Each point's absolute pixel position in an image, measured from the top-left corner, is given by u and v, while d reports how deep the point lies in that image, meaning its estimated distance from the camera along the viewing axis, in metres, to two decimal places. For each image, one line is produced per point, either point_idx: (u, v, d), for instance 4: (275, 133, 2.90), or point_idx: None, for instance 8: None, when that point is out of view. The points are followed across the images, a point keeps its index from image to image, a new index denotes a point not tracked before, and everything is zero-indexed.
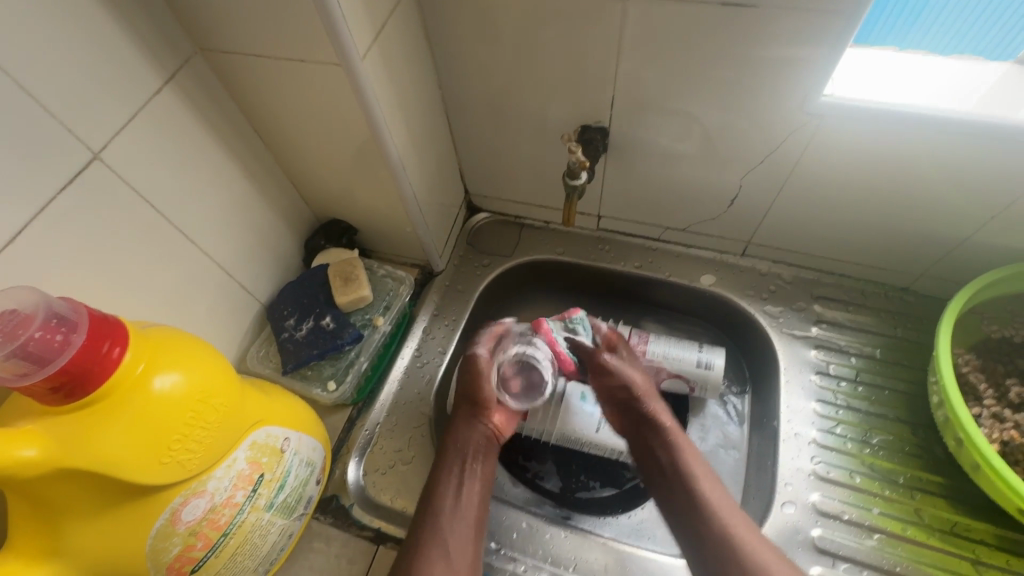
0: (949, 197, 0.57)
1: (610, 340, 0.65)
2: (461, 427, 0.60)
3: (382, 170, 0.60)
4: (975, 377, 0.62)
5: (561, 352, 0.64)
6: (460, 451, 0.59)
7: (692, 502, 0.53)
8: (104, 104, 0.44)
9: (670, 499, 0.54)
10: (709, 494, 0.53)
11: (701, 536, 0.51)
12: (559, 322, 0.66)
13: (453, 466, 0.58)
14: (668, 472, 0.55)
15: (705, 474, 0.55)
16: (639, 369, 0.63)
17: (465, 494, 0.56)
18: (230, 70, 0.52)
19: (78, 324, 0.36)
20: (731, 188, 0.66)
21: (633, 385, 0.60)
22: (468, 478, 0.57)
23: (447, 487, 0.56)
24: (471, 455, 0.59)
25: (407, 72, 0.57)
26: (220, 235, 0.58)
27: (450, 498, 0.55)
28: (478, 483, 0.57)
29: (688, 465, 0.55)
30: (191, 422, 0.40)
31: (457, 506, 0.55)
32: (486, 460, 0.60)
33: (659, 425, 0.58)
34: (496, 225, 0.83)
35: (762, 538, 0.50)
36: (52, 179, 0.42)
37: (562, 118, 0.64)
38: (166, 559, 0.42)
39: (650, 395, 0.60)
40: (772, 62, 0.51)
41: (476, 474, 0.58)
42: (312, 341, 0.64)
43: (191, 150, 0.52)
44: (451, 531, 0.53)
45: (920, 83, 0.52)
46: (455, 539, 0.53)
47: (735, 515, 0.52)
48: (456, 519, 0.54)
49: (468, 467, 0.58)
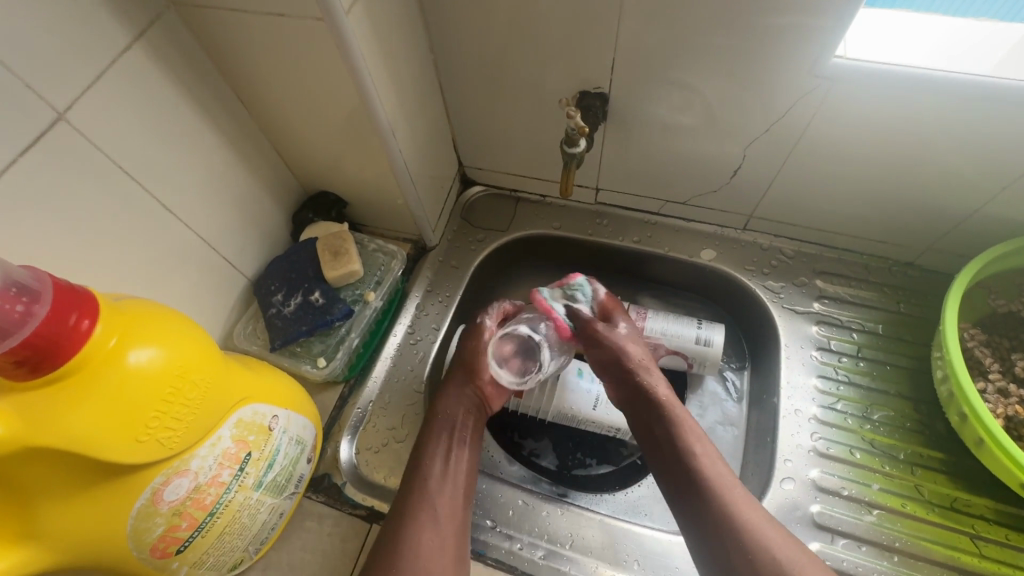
0: (960, 167, 0.55)
1: (607, 311, 0.64)
2: (449, 396, 0.59)
3: (371, 138, 0.57)
4: (981, 353, 0.61)
5: (557, 317, 0.61)
6: (449, 420, 0.58)
7: (692, 478, 0.51)
8: (68, 60, 0.41)
9: (671, 476, 0.52)
10: (712, 471, 0.51)
11: (704, 512, 0.49)
12: (560, 289, 0.65)
13: (441, 434, 0.57)
14: (668, 448, 0.53)
15: (705, 449, 0.53)
16: (638, 340, 0.61)
17: (455, 461, 0.55)
18: (205, 26, 0.49)
19: (41, 294, 0.34)
20: (735, 159, 0.63)
21: (633, 356, 0.59)
22: (458, 445, 0.56)
23: (436, 455, 0.55)
24: (461, 421, 0.58)
25: (396, 32, 0.54)
26: (201, 205, 0.55)
27: (438, 465, 0.54)
28: (467, 453, 0.57)
29: (688, 440, 0.53)
30: (170, 398, 0.38)
31: (448, 472, 0.54)
32: (475, 427, 0.59)
33: (656, 399, 0.56)
34: (491, 199, 0.81)
35: (766, 516, 0.48)
36: (12, 141, 0.39)
37: (560, 84, 0.61)
38: (149, 539, 0.41)
39: (646, 367, 0.59)
40: (782, 23, 0.48)
41: (467, 440, 0.57)
42: (301, 317, 0.62)
43: (166, 113, 0.49)
44: (441, 498, 0.52)
45: (935, 46, 0.50)
46: (445, 504, 0.52)
47: (738, 491, 0.50)
48: (444, 486, 0.53)
49: (458, 435, 0.57)
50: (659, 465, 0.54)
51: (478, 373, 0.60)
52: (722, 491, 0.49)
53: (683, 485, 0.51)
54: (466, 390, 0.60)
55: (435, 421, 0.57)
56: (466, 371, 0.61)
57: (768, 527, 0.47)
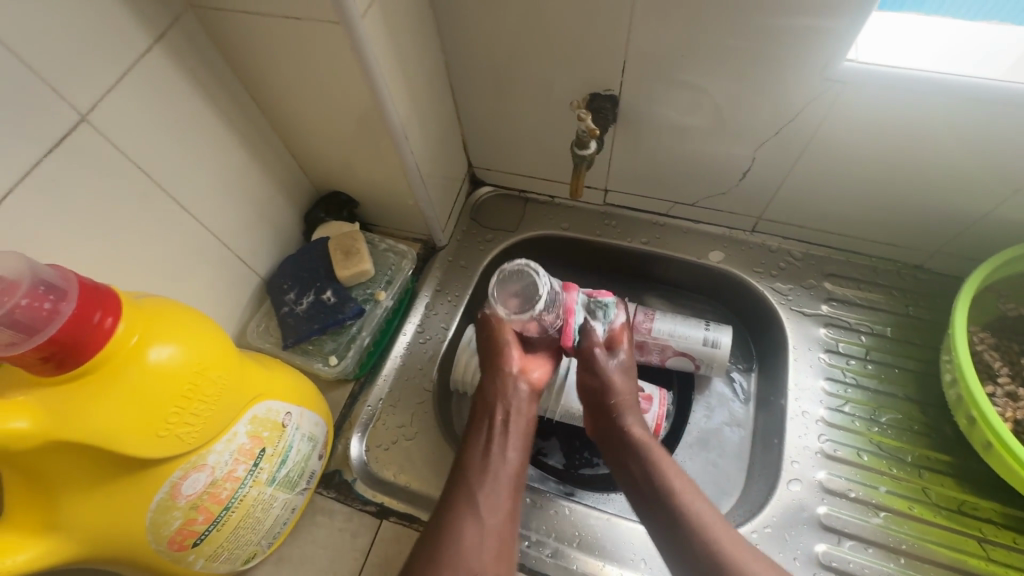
0: (970, 171, 0.55)
1: (617, 337, 0.61)
2: (490, 386, 0.58)
3: (383, 139, 0.58)
4: (989, 356, 0.61)
5: (569, 322, 0.60)
6: (489, 409, 0.57)
7: (671, 520, 0.50)
8: (90, 63, 0.42)
9: (655, 517, 0.52)
10: (694, 512, 0.50)
11: (687, 555, 0.48)
12: (586, 299, 0.62)
13: (481, 427, 0.56)
14: (646, 488, 0.53)
15: (686, 490, 0.52)
16: (630, 374, 0.60)
17: (496, 453, 0.54)
18: (223, 30, 0.50)
19: (67, 292, 0.35)
20: (744, 161, 0.64)
21: (619, 392, 0.58)
22: (499, 435, 0.56)
23: (476, 449, 0.55)
24: (504, 411, 0.57)
25: (410, 34, 0.55)
26: (217, 205, 0.56)
27: (480, 458, 0.54)
28: (510, 444, 0.55)
29: (667, 482, 0.52)
30: (189, 394, 0.39)
31: (491, 465, 0.53)
32: (522, 416, 0.57)
33: (634, 439, 0.55)
34: (500, 200, 0.81)
35: (747, 546, 0.48)
36: (37, 142, 0.40)
37: (570, 86, 0.62)
38: (167, 532, 0.42)
39: (629, 405, 0.58)
40: (792, 28, 0.49)
41: (510, 431, 0.56)
42: (313, 316, 0.63)
43: (183, 115, 0.50)
44: (482, 489, 0.52)
45: (946, 51, 0.49)
46: (487, 496, 0.52)
47: (721, 530, 0.49)
48: (487, 478, 0.53)
49: (500, 425, 0.56)
50: (641, 505, 0.53)
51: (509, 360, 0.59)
52: (703, 531, 0.49)
53: (665, 528, 0.50)
54: (505, 380, 0.58)
55: (478, 411, 0.58)
56: (501, 358, 0.59)
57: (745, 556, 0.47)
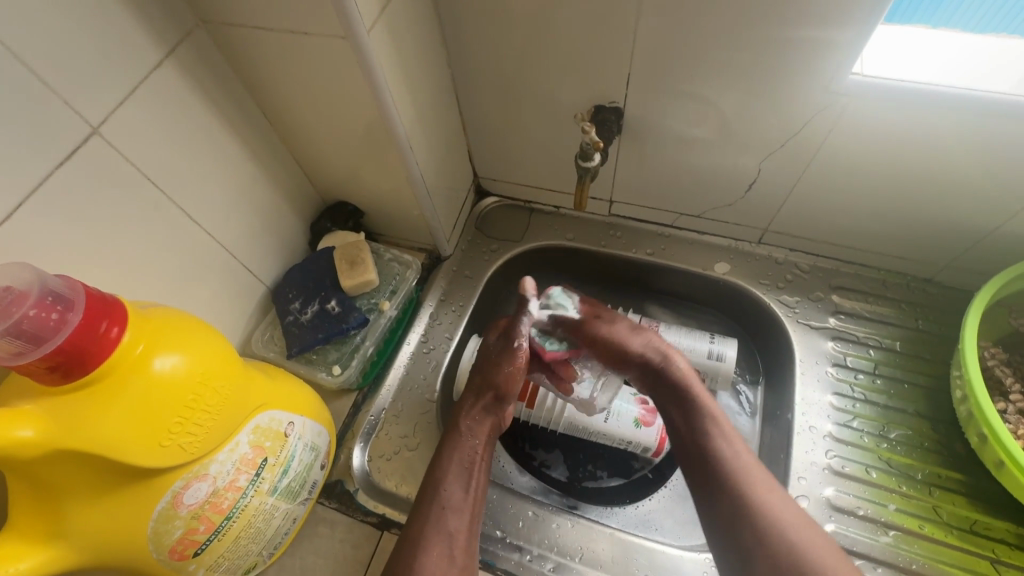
0: (979, 185, 0.54)
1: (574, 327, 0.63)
2: (472, 420, 0.58)
3: (389, 151, 0.59)
4: (1000, 372, 0.60)
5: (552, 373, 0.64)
6: (470, 443, 0.57)
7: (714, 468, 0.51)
8: (103, 77, 0.42)
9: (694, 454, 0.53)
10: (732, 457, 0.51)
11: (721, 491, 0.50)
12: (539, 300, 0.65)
13: (460, 462, 0.55)
14: (695, 445, 0.54)
15: (727, 434, 0.53)
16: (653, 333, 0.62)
17: (472, 492, 0.54)
18: (232, 45, 0.51)
19: (75, 302, 0.35)
20: (750, 172, 0.63)
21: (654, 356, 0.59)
22: (474, 470, 0.55)
23: (457, 484, 0.54)
24: (480, 449, 0.57)
25: (415, 48, 0.55)
26: (224, 215, 0.57)
27: (458, 496, 0.53)
28: (481, 481, 0.56)
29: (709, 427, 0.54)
30: (192, 404, 0.39)
31: (465, 501, 0.53)
32: (488, 458, 0.58)
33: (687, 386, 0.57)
34: (505, 210, 0.82)
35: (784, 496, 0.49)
36: (50, 154, 0.41)
37: (576, 98, 0.62)
38: (168, 542, 0.42)
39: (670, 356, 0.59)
40: (796, 41, 0.49)
41: (482, 467, 0.56)
42: (317, 326, 0.63)
43: (194, 127, 0.51)
44: (456, 529, 0.51)
45: (952, 63, 0.49)
46: (459, 532, 0.51)
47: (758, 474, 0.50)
48: (461, 517, 0.52)
49: (473, 461, 0.56)
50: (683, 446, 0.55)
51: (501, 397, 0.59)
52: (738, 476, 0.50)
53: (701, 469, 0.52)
54: (486, 415, 0.59)
55: (454, 444, 0.56)
56: (492, 393, 0.59)
57: (790, 516, 0.48)
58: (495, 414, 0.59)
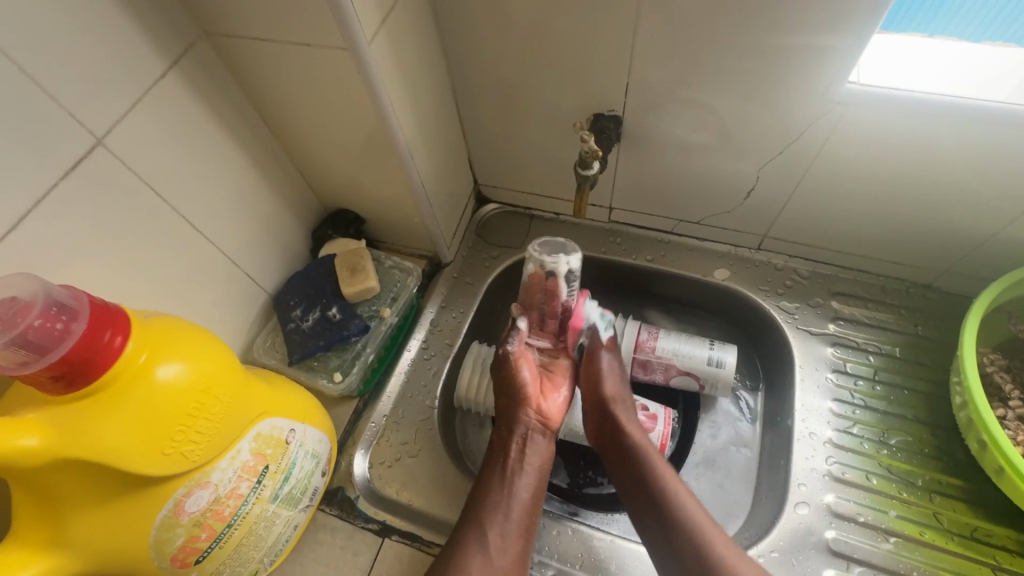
0: (976, 192, 0.55)
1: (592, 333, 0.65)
2: (506, 425, 0.60)
3: (390, 160, 0.59)
4: (1000, 378, 0.60)
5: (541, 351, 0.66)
6: (504, 446, 0.59)
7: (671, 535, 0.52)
8: (108, 89, 0.43)
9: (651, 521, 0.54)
10: (690, 522, 0.52)
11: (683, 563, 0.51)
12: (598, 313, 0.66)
13: (496, 467, 0.57)
14: (653, 515, 0.54)
15: (682, 494, 0.54)
16: (618, 374, 0.62)
17: (510, 494, 0.55)
18: (235, 56, 0.51)
19: (79, 312, 0.35)
20: (748, 179, 0.64)
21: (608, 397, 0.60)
22: (513, 473, 0.57)
23: (493, 486, 0.56)
24: (516, 453, 0.58)
25: (416, 58, 0.56)
26: (226, 223, 0.57)
27: (496, 498, 0.55)
28: (527, 478, 0.57)
29: (664, 487, 0.54)
30: (194, 412, 0.39)
31: (507, 500, 0.55)
32: (534, 459, 0.58)
33: (637, 446, 0.57)
34: (506, 217, 0.82)
35: (743, 554, 0.50)
36: (55, 165, 0.41)
37: (575, 107, 0.63)
38: (170, 549, 0.42)
39: (620, 402, 0.60)
40: (792, 49, 0.49)
41: (525, 468, 0.58)
42: (318, 333, 0.63)
43: (197, 137, 0.52)
44: (494, 531, 0.53)
45: (947, 71, 0.50)
46: (496, 533, 0.53)
47: (716, 537, 0.51)
48: (499, 519, 0.54)
49: (515, 460, 0.58)
50: (639, 511, 0.55)
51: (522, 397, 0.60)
52: (696, 543, 0.51)
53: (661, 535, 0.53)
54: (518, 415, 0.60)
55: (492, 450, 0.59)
56: (514, 399, 0.60)
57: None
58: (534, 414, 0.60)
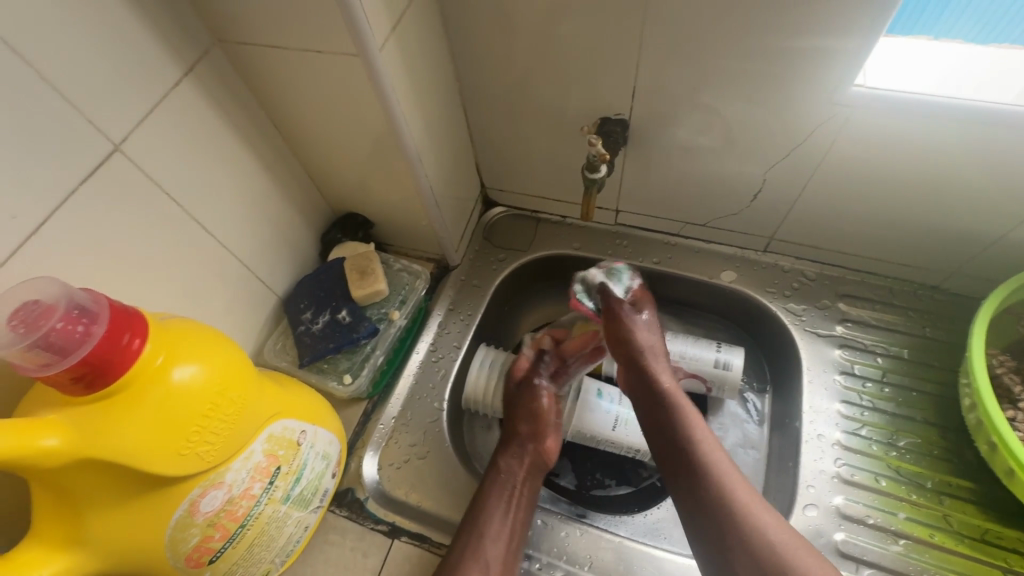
0: (984, 194, 0.55)
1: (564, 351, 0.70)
2: (514, 456, 0.62)
3: (399, 164, 0.60)
4: (1009, 380, 0.60)
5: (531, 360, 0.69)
6: (510, 478, 0.60)
7: (694, 479, 0.52)
8: (124, 96, 0.44)
9: (676, 465, 0.53)
10: (716, 467, 0.52)
11: (704, 505, 0.50)
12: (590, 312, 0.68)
13: (501, 493, 0.58)
14: (679, 457, 0.53)
15: (707, 439, 0.54)
16: (652, 329, 0.62)
17: (512, 523, 0.56)
18: (248, 63, 0.52)
19: (98, 315, 0.36)
20: (755, 181, 0.64)
21: (641, 346, 0.60)
22: (516, 504, 0.58)
23: (496, 514, 0.56)
24: (520, 485, 0.60)
25: (425, 63, 0.57)
26: (238, 227, 0.58)
27: (498, 525, 0.55)
28: (523, 512, 0.58)
29: (691, 432, 0.54)
30: (209, 413, 0.40)
31: (505, 530, 0.55)
32: (532, 493, 0.60)
33: (664, 392, 0.57)
34: (512, 220, 0.83)
35: (766, 506, 0.50)
36: (73, 171, 0.42)
37: (582, 110, 0.63)
38: (185, 549, 0.42)
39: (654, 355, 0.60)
40: (798, 52, 0.50)
41: (523, 501, 0.59)
42: (328, 335, 0.64)
43: (210, 142, 0.52)
44: (493, 557, 0.53)
45: (952, 72, 0.50)
46: (495, 559, 0.54)
47: (737, 480, 0.51)
48: (499, 546, 0.54)
49: (517, 494, 0.59)
50: (666, 455, 0.54)
51: (539, 432, 0.63)
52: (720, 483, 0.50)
53: (685, 479, 0.52)
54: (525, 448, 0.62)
55: (497, 476, 0.59)
56: (528, 432, 0.63)
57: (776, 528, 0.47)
58: (535, 450, 0.63)
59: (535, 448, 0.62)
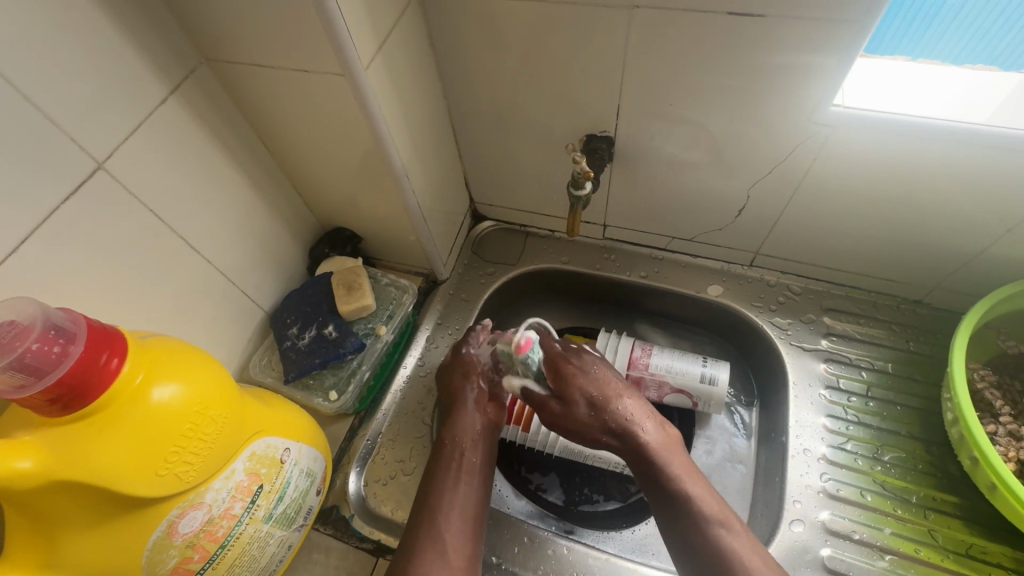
0: (961, 210, 0.56)
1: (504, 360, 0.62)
2: (455, 425, 0.59)
3: (386, 180, 0.60)
4: (991, 394, 0.61)
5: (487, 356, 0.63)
6: (456, 446, 0.57)
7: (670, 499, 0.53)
8: (111, 114, 0.44)
9: (651, 484, 0.54)
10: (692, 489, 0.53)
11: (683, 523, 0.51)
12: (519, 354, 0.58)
13: (446, 469, 0.56)
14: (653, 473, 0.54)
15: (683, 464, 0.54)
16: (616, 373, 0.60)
17: (464, 491, 0.54)
18: (235, 80, 0.53)
19: (76, 335, 0.36)
20: (739, 198, 0.65)
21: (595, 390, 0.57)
22: (463, 476, 0.55)
23: (445, 489, 0.54)
24: (467, 451, 0.57)
25: (412, 80, 0.57)
26: (224, 243, 0.58)
27: (450, 499, 0.54)
28: (473, 480, 0.56)
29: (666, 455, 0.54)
30: (189, 433, 0.39)
31: (455, 504, 0.53)
32: (481, 455, 0.58)
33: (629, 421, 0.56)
34: (501, 234, 0.83)
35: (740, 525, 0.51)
36: (56, 189, 0.42)
37: (569, 127, 0.64)
38: (163, 571, 0.42)
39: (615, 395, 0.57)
40: (778, 71, 0.51)
41: (472, 468, 0.56)
42: (314, 351, 0.64)
43: (196, 159, 0.53)
44: (449, 534, 0.52)
45: (927, 92, 0.51)
46: (453, 539, 0.52)
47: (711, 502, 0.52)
48: (454, 521, 0.53)
49: (463, 462, 0.56)
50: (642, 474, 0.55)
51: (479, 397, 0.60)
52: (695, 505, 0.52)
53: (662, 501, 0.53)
54: (471, 413, 0.59)
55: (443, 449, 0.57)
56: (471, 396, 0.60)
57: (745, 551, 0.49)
58: (483, 413, 0.60)
59: (481, 413, 0.60)
